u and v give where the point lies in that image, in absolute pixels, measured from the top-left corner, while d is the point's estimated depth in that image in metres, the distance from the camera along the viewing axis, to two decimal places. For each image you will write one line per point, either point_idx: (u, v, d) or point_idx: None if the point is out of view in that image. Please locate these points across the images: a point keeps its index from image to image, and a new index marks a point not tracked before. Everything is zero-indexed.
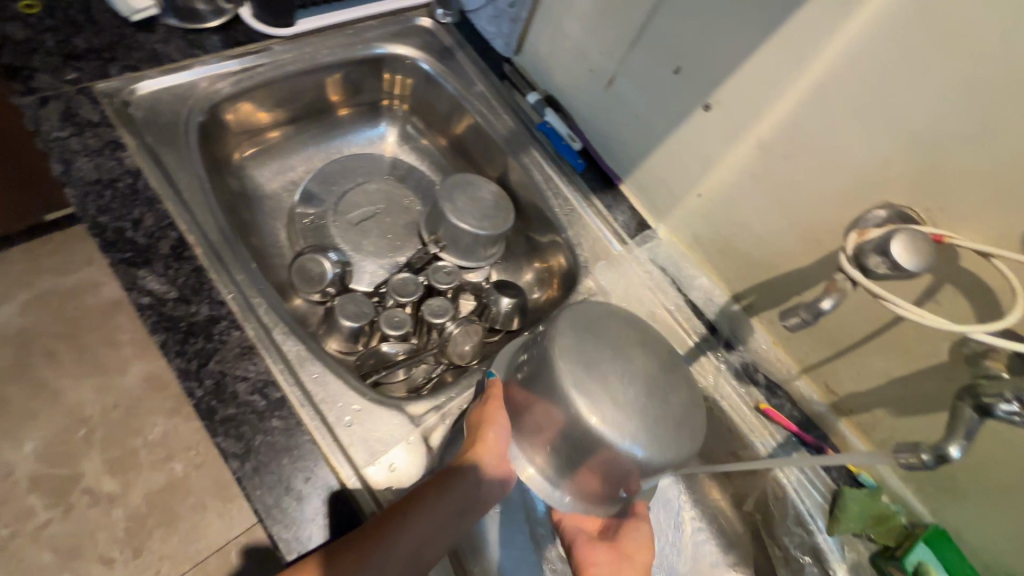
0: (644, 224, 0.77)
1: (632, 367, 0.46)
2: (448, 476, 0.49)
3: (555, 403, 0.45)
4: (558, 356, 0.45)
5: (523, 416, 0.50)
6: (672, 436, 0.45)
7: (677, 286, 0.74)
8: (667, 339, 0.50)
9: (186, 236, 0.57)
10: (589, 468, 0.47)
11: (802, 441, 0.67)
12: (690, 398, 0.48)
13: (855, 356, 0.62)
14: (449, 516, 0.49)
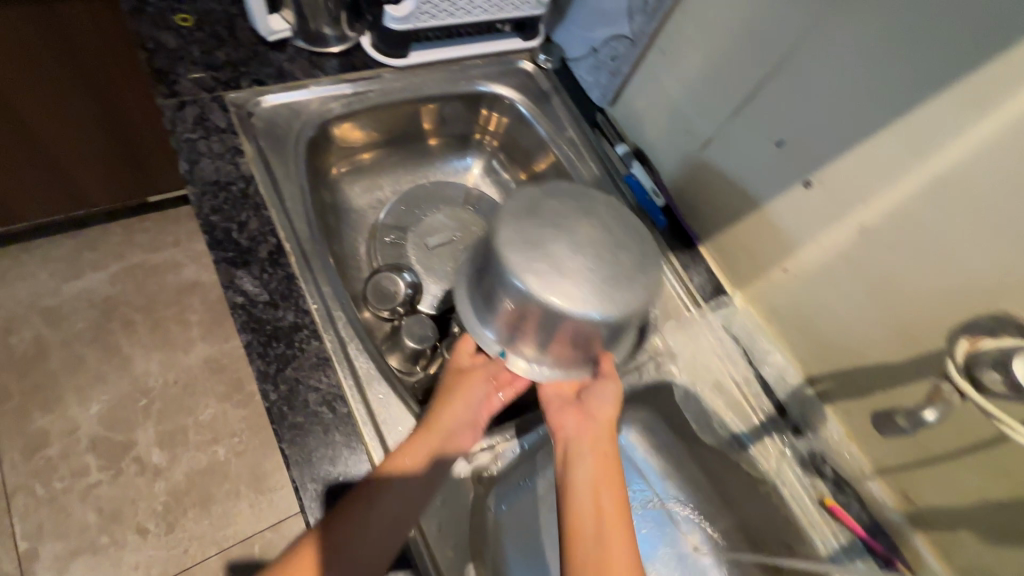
0: (720, 289, 0.75)
1: (575, 237, 0.52)
2: (410, 453, 0.51)
3: (507, 288, 0.52)
4: (505, 251, 0.50)
5: (493, 313, 0.55)
6: (615, 290, 0.51)
7: (747, 358, 0.72)
8: (614, 212, 0.55)
9: (284, 243, 0.60)
10: (559, 339, 0.54)
11: (870, 548, 0.62)
12: (637, 255, 0.53)
13: (943, 468, 0.57)
14: (412, 498, 0.50)
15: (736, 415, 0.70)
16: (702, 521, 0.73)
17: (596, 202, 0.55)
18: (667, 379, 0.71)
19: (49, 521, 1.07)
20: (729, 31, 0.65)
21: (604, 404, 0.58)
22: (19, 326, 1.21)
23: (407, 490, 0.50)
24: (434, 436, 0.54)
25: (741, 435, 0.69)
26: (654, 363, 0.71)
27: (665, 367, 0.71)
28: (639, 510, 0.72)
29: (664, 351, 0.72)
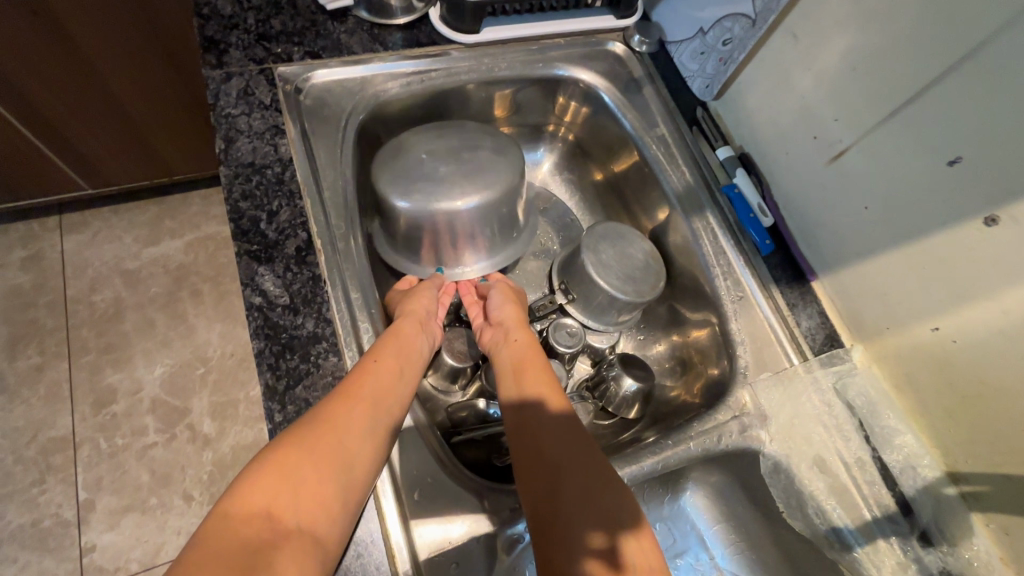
0: (834, 339, 0.60)
1: (440, 154, 0.63)
2: (392, 336, 0.49)
3: (413, 216, 0.61)
4: (380, 183, 0.61)
5: (410, 245, 0.65)
6: (488, 174, 0.63)
7: (864, 436, 0.56)
8: (447, 126, 0.66)
9: (315, 239, 0.53)
10: (469, 236, 0.65)
11: None
12: (496, 149, 0.65)
13: None
14: (398, 374, 0.47)
15: (840, 504, 0.55)
16: None
17: (446, 127, 0.66)
18: (755, 445, 0.56)
19: (108, 475, 1.11)
20: (894, 5, 0.48)
21: (502, 305, 0.61)
22: (103, 286, 1.27)
23: (394, 365, 0.47)
24: (412, 324, 0.52)
25: (843, 529, 0.54)
26: (738, 424, 0.56)
27: (752, 431, 0.56)
28: None
29: (752, 411, 0.57)
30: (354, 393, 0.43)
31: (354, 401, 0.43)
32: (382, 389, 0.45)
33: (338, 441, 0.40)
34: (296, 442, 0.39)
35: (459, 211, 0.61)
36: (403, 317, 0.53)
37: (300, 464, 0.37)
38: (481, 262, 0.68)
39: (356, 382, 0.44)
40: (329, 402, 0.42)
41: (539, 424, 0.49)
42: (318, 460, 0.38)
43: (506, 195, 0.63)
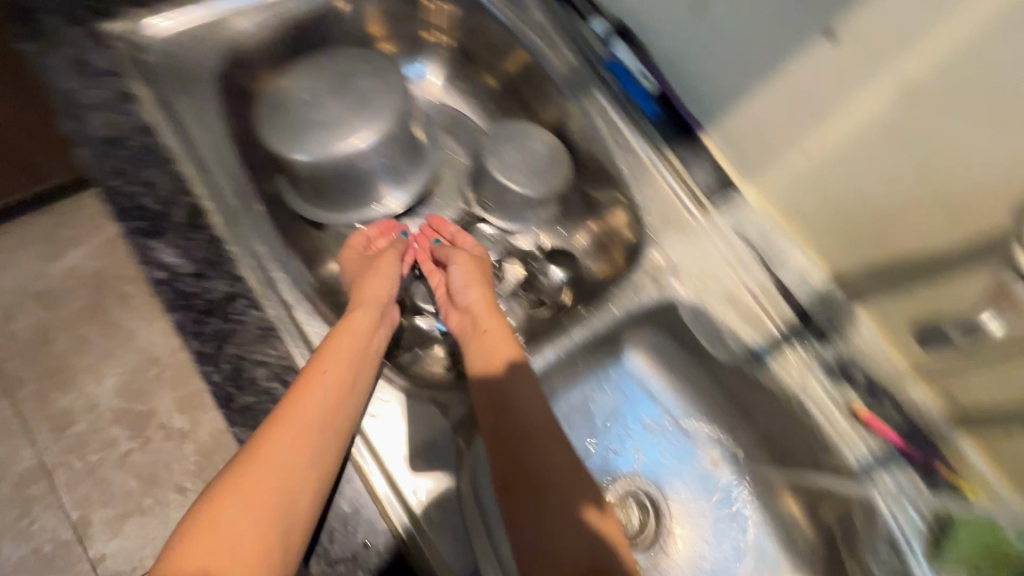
0: (728, 184, 0.64)
1: (322, 94, 0.61)
2: (331, 347, 0.49)
3: (314, 166, 0.60)
4: (273, 140, 0.59)
5: (321, 195, 0.64)
6: (375, 104, 0.61)
7: (764, 265, 0.62)
8: (320, 62, 0.63)
9: (203, 202, 0.52)
10: (377, 171, 0.64)
11: (902, 453, 0.58)
12: (374, 73, 0.62)
13: (994, 370, 0.50)
14: (335, 391, 0.47)
15: (751, 327, 0.61)
16: (725, 439, 0.71)
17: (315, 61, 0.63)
18: (671, 297, 0.62)
19: (93, 491, 1.12)
20: None
21: (466, 288, 0.61)
22: (18, 313, 1.20)
23: (328, 384, 0.47)
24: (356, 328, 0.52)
25: (757, 348, 0.61)
26: (653, 282, 0.62)
27: (667, 285, 0.62)
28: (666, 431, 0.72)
29: (665, 267, 0.62)
30: (285, 423, 0.45)
31: (284, 433, 0.44)
32: (314, 413, 0.45)
33: (266, 483, 0.42)
34: (231, 486, 0.42)
35: (359, 150, 0.60)
36: (353, 316, 0.53)
37: (230, 512, 0.41)
38: (399, 196, 0.68)
39: (287, 409, 0.45)
40: (263, 435, 0.44)
41: (518, 411, 0.54)
42: (248, 506, 0.41)
43: (402, 125, 0.63)
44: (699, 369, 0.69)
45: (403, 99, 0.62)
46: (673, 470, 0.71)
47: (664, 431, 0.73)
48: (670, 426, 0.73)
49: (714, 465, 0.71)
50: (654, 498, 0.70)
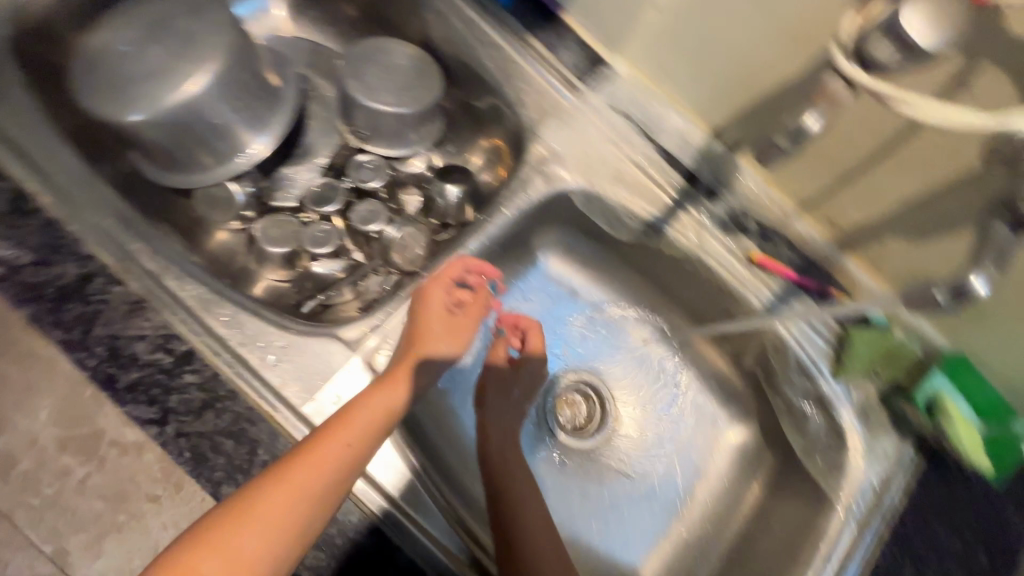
0: (597, 61, 0.63)
1: (140, 43, 0.55)
2: (358, 413, 0.45)
3: (151, 125, 0.54)
4: (95, 106, 0.53)
5: (174, 157, 0.59)
6: (201, 43, 0.55)
7: (645, 135, 0.62)
8: (126, 8, 0.56)
9: (24, 184, 0.48)
10: (229, 119, 0.59)
11: (803, 288, 0.61)
12: (189, 8, 0.56)
13: (862, 182, 0.52)
14: (350, 466, 0.43)
15: (645, 201, 0.62)
16: (653, 317, 0.74)
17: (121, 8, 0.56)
18: (561, 187, 0.61)
19: None
20: None
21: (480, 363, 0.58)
22: None
23: (347, 462, 0.43)
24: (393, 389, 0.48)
25: (653, 220, 0.62)
26: (540, 175, 0.61)
27: (555, 176, 0.61)
28: (594, 320, 0.75)
29: (550, 158, 0.61)
30: (293, 487, 0.41)
31: (287, 499, 0.40)
32: (326, 487, 0.42)
33: (256, 547, 0.38)
34: (215, 535, 0.38)
35: (196, 96, 0.55)
36: (402, 371, 0.50)
37: (209, 570, 0.37)
38: (264, 137, 0.63)
39: (299, 473, 0.41)
40: (264, 489, 0.40)
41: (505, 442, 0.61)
42: (229, 566, 0.38)
43: (241, 57, 0.57)
44: (611, 253, 0.71)
45: (233, 32, 0.57)
46: (608, 356, 0.75)
47: (595, 322, 0.75)
48: (599, 316, 0.75)
49: (645, 343, 0.75)
50: (599, 388, 0.74)
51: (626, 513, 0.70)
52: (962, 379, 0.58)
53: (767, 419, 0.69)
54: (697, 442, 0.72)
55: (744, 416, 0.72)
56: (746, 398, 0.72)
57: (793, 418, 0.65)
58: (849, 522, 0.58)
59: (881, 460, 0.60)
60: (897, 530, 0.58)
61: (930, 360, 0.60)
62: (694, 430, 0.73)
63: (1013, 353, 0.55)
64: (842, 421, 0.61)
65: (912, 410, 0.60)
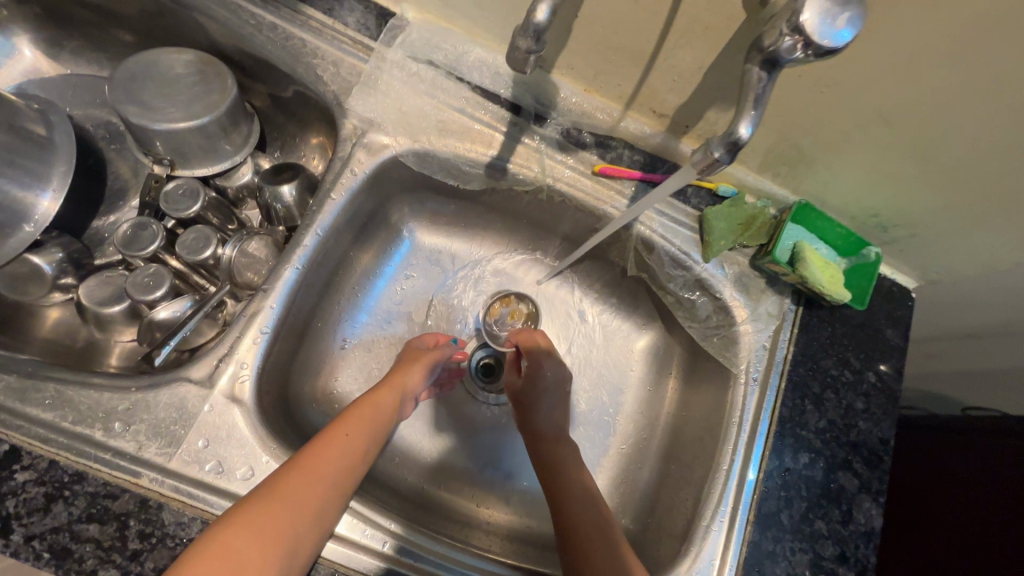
0: (385, 15, 0.60)
1: None
2: (355, 415, 0.50)
3: None
4: None
5: None
6: None
7: (455, 78, 0.60)
8: None
9: None
10: None
11: (653, 184, 0.61)
12: None
13: (662, 63, 0.51)
14: (360, 454, 0.48)
15: (477, 144, 0.60)
16: (540, 255, 0.74)
17: None
18: (388, 154, 0.59)
19: None
20: None
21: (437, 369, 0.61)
22: None
23: (358, 449, 0.48)
24: (388, 393, 0.54)
25: (492, 160, 0.60)
26: (360, 148, 0.58)
27: (378, 145, 0.58)
28: (485, 277, 0.74)
29: (365, 127, 0.58)
30: (314, 471, 0.44)
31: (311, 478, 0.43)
32: (343, 470, 0.45)
33: (287, 522, 0.40)
34: (245, 516, 0.39)
35: None
36: (392, 380, 0.56)
37: (243, 547, 0.38)
38: (48, 193, 0.56)
39: (319, 457, 0.45)
40: (286, 476, 0.43)
41: (558, 449, 0.59)
42: (259, 539, 0.39)
43: None
44: (473, 206, 0.69)
45: None
46: None
47: (483, 278, 0.74)
48: (485, 270, 0.74)
49: (539, 283, 0.75)
50: None
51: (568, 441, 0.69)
52: (811, 225, 0.62)
53: (666, 320, 0.71)
54: (611, 360, 0.74)
55: (649, 322, 0.73)
56: (647, 305, 0.73)
57: (686, 310, 0.67)
58: (751, 383, 0.61)
59: (767, 321, 0.63)
60: (795, 380, 0.61)
61: (781, 216, 0.62)
62: (609, 350, 0.74)
63: (848, 185, 0.58)
64: (723, 295, 0.64)
65: (776, 266, 0.61)
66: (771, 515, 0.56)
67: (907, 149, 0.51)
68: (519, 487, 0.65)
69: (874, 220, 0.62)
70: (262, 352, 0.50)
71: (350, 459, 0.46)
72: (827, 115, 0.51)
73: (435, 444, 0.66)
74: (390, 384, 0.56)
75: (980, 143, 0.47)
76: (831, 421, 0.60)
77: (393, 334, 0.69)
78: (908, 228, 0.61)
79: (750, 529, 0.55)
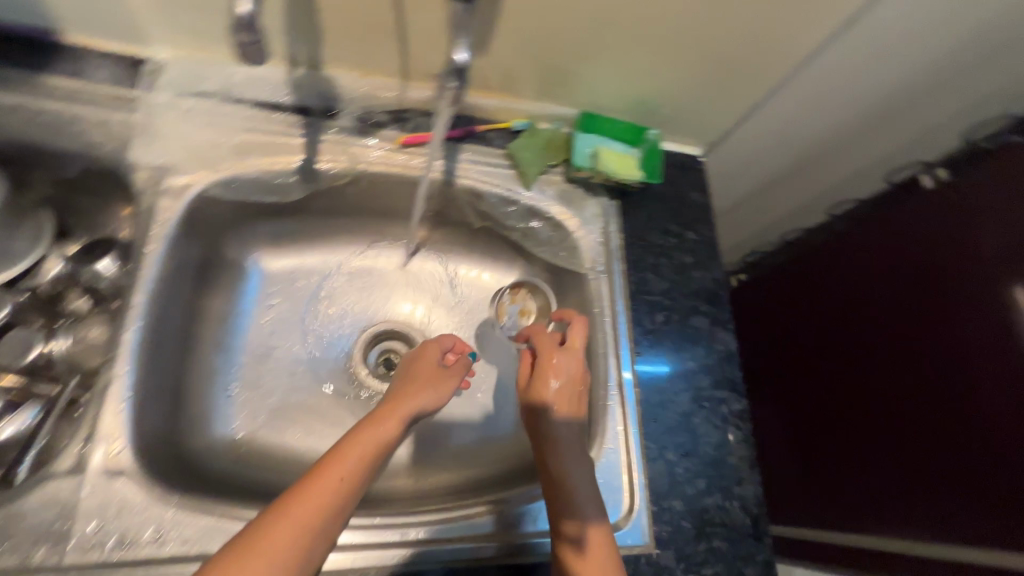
0: (137, 63, 0.60)
1: None
2: (350, 451, 0.49)
3: None
4: None
5: None
6: None
7: (233, 100, 0.62)
8: None
9: None
10: None
11: (456, 138, 0.70)
12: None
13: (409, 28, 0.57)
14: (350, 494, 0.47)
15: (280, 154, 0.62)
16: (393, 241, 0.77)
17: None
18: (194, 192, 0.59)
19: None
20: None
21: (440, 388, 0.61)
22: None
23: (350, 492, 0.47)
24: (387, 424, 0.54)
25: (301, 166, 0.63)
26: (161, 195, 0.58)
27: (180, 185, 0.59)
28: (350, 279, 0.76)
29: (160, 174, 0.58)
30: (297, 521, 0.43)
31: (289, 532, 0.42)
32: (333, 514, 0.45)
33: None
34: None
35: None
36: (393, 408, 0.55)
37: None
38: None
39: (302, 505, 0.44)
40: (266, 530, 0.42)
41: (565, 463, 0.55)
42: None
43: None
44: (308, 216, 0.72)
45: None
46: (381, 298, 0.77)
47: (348, 283, 0.76)
48: (347, 273, 0.76)
49: (403, 267, 0.79)
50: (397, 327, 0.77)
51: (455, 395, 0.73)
52: (599, 129, 0.71)
53: (522, 254, 0.78)
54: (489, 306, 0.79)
55: (511, 263, 0.80)
56: (501, 248, 0.79)
57: (531, 238, 0.75)
58: (599, 275, 0.70)
59: (594, 221, 0.72)
60: (632, 259, 0.71)
61: (573, 130, 0.71)
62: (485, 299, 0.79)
63: (610, 85, 0.68)
64: (552, 213, 0.72)
65: (583, 171, 0.69)
66: (650, 371, 0.65)
67: (633, 40, 0.61)
68: (444, 446, 0.70)
69: (643, 107, 0.72)
70: (130, 416, 0.49)
71: (340, 499, 0.46)
72: (560, 29, 0.59)
73: None
74: (391, 411, 0.55)
75: (676, 15, 0.58)
76: (670, 280, 0.71)
77: (278, 363, 0.70)
78: (669, 105, 0.72)
79: (637, 390, 0.64)
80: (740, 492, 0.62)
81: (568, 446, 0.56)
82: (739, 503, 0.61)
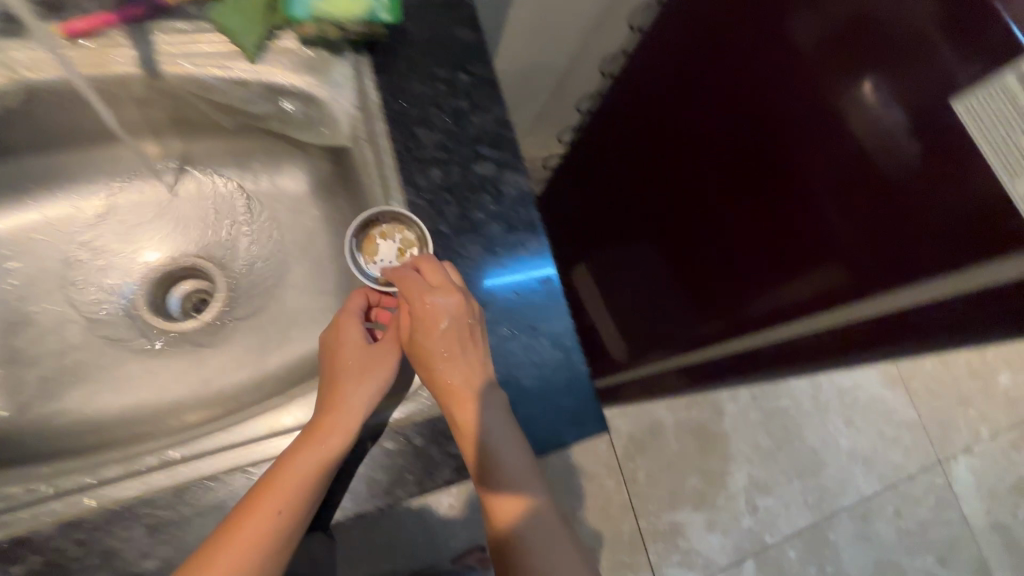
0: None
1: None
2: (293, 470, 0.50)
3: None
4: None
5: None
6: None
7: None
8: None
9: None
10: None
11: (138, 19, 0.59)
12: None
13: None
14: (297, 509, 0.49)
15: None
16: (141, 172, 0.69)
17: None
18: None
19: None
20: None
21: (380, 358, 0.57)
22: None
23: (295, 509, 0.49)
24: (334, 438, 0.51)
25: None
26: None
27: None
28: (108, 225, 0.68)
29: None
30: (244, 543, 0.47)
31: (244, 555, 0.47)
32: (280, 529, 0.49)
33: None
34: None
35: None
36: (338, 411, 0.53)
37: None
38: None
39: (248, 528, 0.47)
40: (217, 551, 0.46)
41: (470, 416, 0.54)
42: None
43: None
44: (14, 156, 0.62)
45: None
46: (153, 236, 0.70)
47: (108, 228, 0.68)
48: (102, 219, 0.68)
49: (169, 195, 0.70)
50: (184, 264, 0.71)
51: (260, 315, 0.70)
52: None
53: (296, 145, 0.69)
54: (280, 213, 0.72)
55: (288, 164, 0.71)
56: (271, 143, 0.70)
57: (289, 122, 0.66)
58: (361, 144, 0.63)
59: (344, 83, 0.64)
60: (392, 117, 0.63)
61: None
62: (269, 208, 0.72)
63: None
64: (295, 88, 0.62)
65: (303, 27, 0.60)
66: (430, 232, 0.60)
67: None
68: (260, 367, 0.67)
69: None
70: None
71: (286, 517, 0.49)
72: None
73: (147, 386, 0.65)
74: (339, 416, 0.52)
75: None
76: (444, 131, 0.63)
77: (39, 323, 0.64)
78: None
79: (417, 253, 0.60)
80: (548, 328, 0.60)
81: (470, 399, 0.54)
82: (547, 339, 0.60)
